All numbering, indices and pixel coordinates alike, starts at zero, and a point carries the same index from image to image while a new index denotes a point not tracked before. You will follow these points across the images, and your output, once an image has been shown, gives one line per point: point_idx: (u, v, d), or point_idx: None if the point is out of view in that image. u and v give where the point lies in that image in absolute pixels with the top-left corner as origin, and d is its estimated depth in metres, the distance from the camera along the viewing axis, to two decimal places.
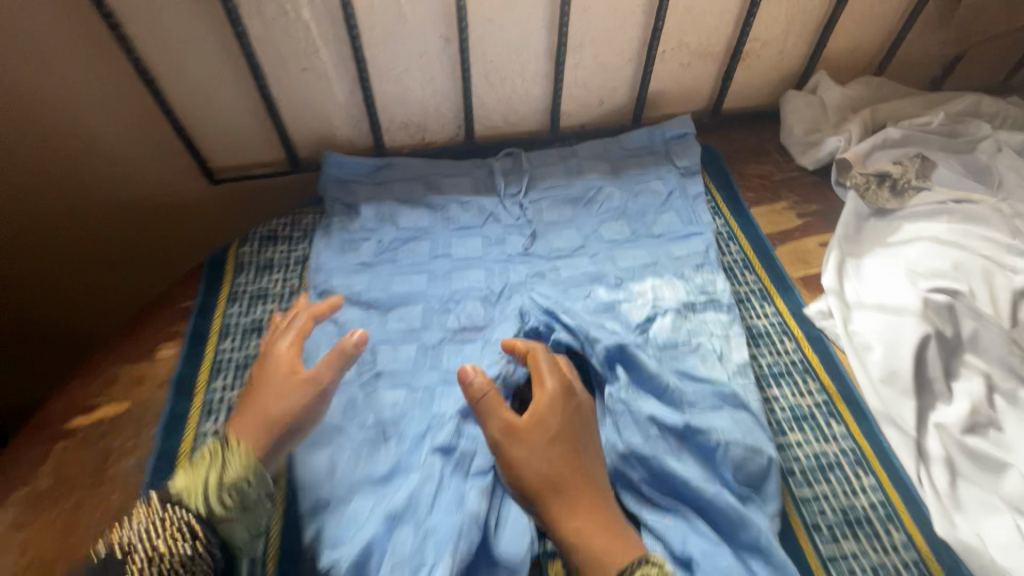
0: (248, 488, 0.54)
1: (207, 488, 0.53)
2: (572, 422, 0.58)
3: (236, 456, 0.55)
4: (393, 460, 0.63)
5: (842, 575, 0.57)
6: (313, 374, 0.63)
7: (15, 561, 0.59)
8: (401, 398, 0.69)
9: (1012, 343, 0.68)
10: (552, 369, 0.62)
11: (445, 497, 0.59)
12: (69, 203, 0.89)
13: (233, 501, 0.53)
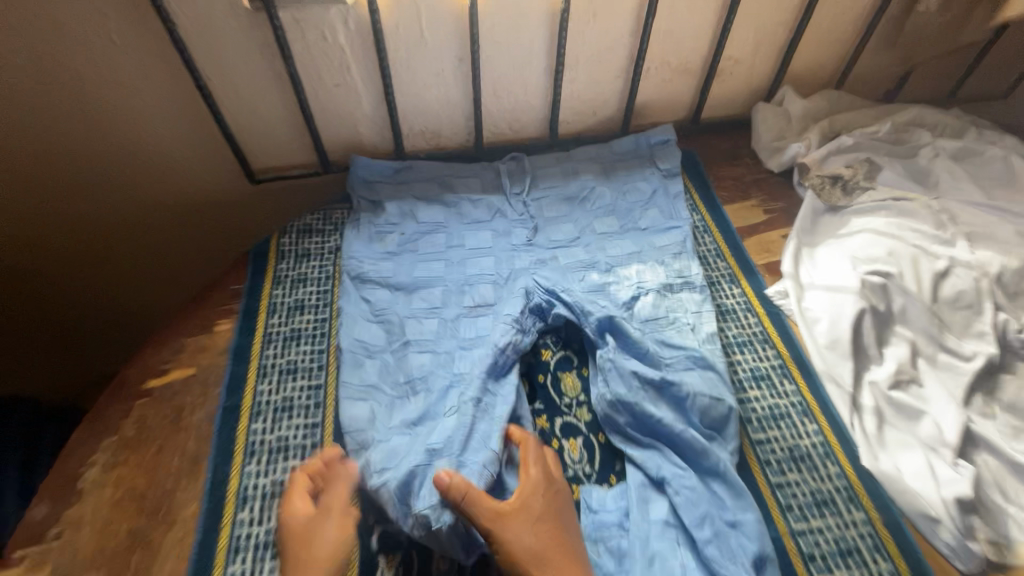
0: None
1: None
2: (555, 510, 0.63)
3: None
4: (423, 407, 0.77)
5: (788, 497, 0.71)
6: (337, 503, 0.64)
7: (113, 492, 0.72)
8: (427, 361, 0.83)
9: (933, 316, 0.82)
10: (535, 459, 0.67)
11: (477, 435, 0.72)
12: (133, 199, 1.04)
13: None
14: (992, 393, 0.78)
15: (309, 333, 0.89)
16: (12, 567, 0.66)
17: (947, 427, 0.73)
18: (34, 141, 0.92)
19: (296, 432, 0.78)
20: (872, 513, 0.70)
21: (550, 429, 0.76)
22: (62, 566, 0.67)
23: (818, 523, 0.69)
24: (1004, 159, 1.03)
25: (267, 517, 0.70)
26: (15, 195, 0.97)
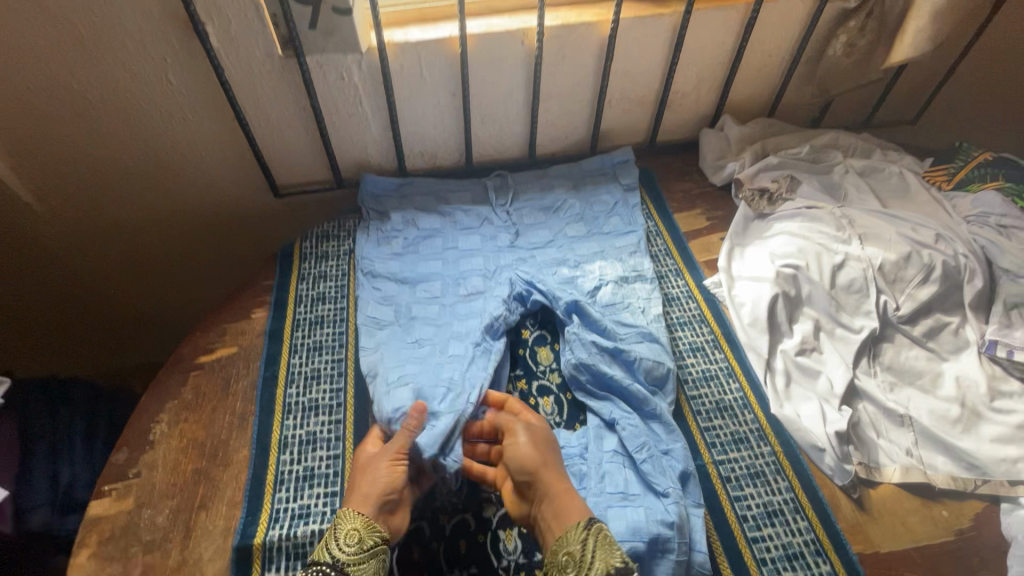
0: (362, 535, 0.74)
1: (332, 545, 0.73)
2: (548, 442, 0.84)
3: (345, 521, 0.75)
4: (425, 352, 0.98)
5: (712, 436, 0.91)
6: (392, 451, 0.81)
7: (178, 442, 0.90)
8: (431, 333, 1.02)
9: (831, 298, 1.03)
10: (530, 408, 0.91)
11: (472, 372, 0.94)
12: (176, 209, 1.24)
13: (354, 546, 0.73)
14: (874, 357, 1.00)
15: (331, 318, 1.08)
16: (103, 497, 0.84)
17: (837, 381, 0.94)
18: (99, 160, 1.12)
19: (324, 394, 0.97)
20: (776, 447, 0.91)
21: (528, 389, 0.96)
22: (143, 497, 0.84)
23: (734, 455, 0.89)
24: (900, 175, 1.25)
25: (305, 457, 0.89)
26: (80, 204, 1.17)
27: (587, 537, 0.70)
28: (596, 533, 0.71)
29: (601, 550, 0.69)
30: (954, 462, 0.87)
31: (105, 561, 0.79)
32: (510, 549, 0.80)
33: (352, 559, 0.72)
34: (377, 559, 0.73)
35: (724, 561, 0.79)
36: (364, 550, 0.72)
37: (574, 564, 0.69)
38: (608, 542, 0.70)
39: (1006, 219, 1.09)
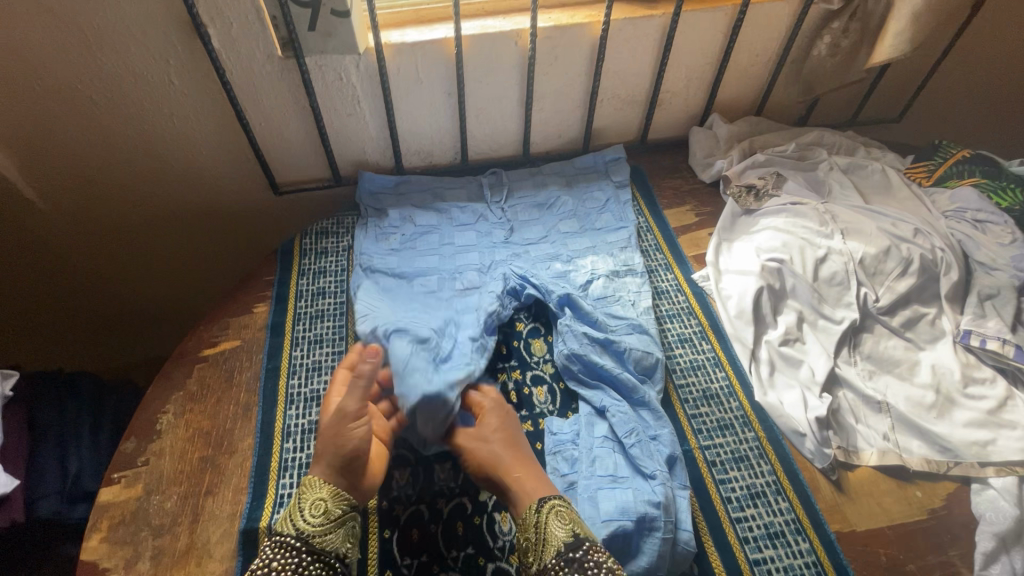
0: (327, 505, 0.76)
1: (297, 514, 0.75)
2: (510, 435, 0.86)
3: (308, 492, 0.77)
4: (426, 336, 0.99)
5: (699, 423, 0.96)
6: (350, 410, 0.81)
7: (184, 431, 0.94)
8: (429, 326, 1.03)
9: (814, 290, 1.08)
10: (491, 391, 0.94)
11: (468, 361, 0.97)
12: (177, 206, 1.27)
13: (320, 515, 0.75)
14: (854, 347, 1.04)
15: (331, 312, 1.12)
16: (113, 484, 0.88)
17: (819, 370, 0.98)
18: (102, 158, 1.14)
19: (325, 384, 1.00)
20: (759, 432, 0.95)
21: (522, 379, 1.00)
22: (151, 483, 0.88)
23: (719, 440, 0.93)
24: (882, 171, 1.29)
25: (307, 445, 0.92)
26: (83, 202, 1.20)
27: (539, 518, 0.74)
28: (548, 511, 0.74)
29: (552, 528, 0.72)
30: (928, 446, 0.91)
31: (116, 544, 0.82)
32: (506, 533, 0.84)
33: (318, 527, 0.74)
34: (346, 527, 0.76)
35: (709, 539, 0.83)
36: (330, 519, 0.75)
37: (533, 547, 0.73)
38: (560, 520, 0.74)
39: (982, 214, 1.13)
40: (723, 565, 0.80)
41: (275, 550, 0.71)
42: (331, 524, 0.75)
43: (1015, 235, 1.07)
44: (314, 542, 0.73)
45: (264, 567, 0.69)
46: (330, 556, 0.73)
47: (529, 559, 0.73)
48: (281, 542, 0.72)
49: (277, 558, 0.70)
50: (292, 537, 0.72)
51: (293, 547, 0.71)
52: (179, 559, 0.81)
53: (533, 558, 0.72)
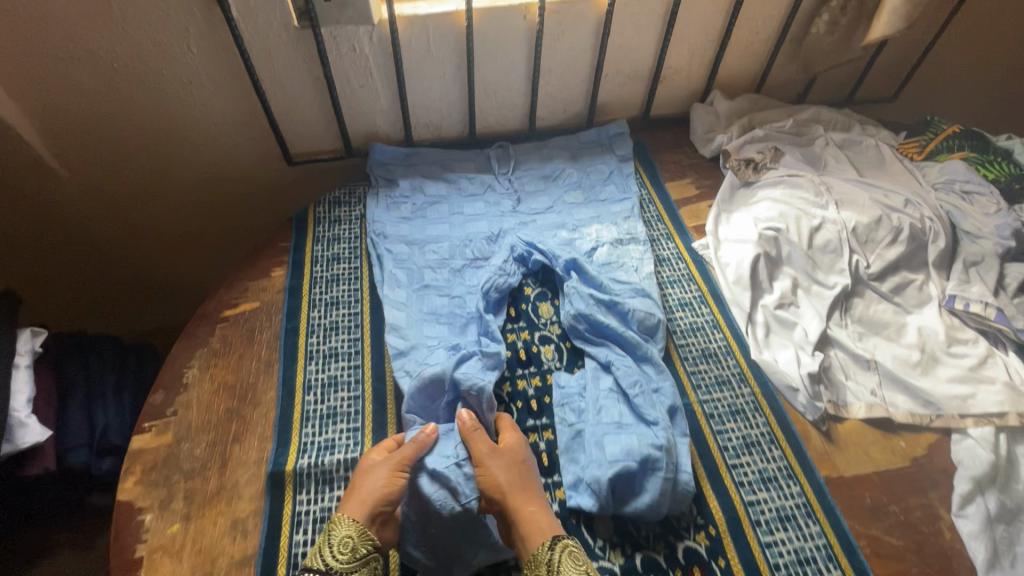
0: (355, 545, 0.77)
1: (327, 551, 0.76)
2: (524, 466, 0.85)
3: (340, 526, 0.78)
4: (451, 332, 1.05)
5: (699, 379, 1.01)
6: (399, 456, 0.85)
7: (210, 384, 0.98)
8: (447, 301, 1.10)
9: (808, 257, 1.13)
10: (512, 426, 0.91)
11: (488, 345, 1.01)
12: (193, 174, 1.30)
13: (347, 555, 0.76)
14: (845, 310, 1.09)
15: (346, 276, 1.16)
16: (144, 432, 0.92)
17: (812, 331, 1.04)
18: (123, 129, 1.18)
19: (344, 343, 1.05)
20: (755, 387, 1.00)
21: (530, 339, 1.05)
22: (181, 432, 0.92)
23: (717, 394, 0.99)
24: (876, 147, 1.34)
25: (328, 396, 0.98)
26: (104, 171, 1.24)
27: (552, 556, 0.74)
28: (561, 550, 0.75)
29: (565, 566, 0.73)
30: (912, 400, 0.97)
31: (150, 486, 0.87)
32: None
33: (344, 567, 0.75)
34: (368, 567, 0.77)
35: (706, 481, 0.89)
36: (355, 560, 0.76)
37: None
38: (573, 557, 0.74)
39: (970, 185, 1.18)
40: (719, 505, 0.86)
41: None
42: (356, 564, 0.76)
43: (1000, 205, 1.12)
44: None
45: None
46: None
47: None
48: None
49: None
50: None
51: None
52: (211, 500, 0.86)
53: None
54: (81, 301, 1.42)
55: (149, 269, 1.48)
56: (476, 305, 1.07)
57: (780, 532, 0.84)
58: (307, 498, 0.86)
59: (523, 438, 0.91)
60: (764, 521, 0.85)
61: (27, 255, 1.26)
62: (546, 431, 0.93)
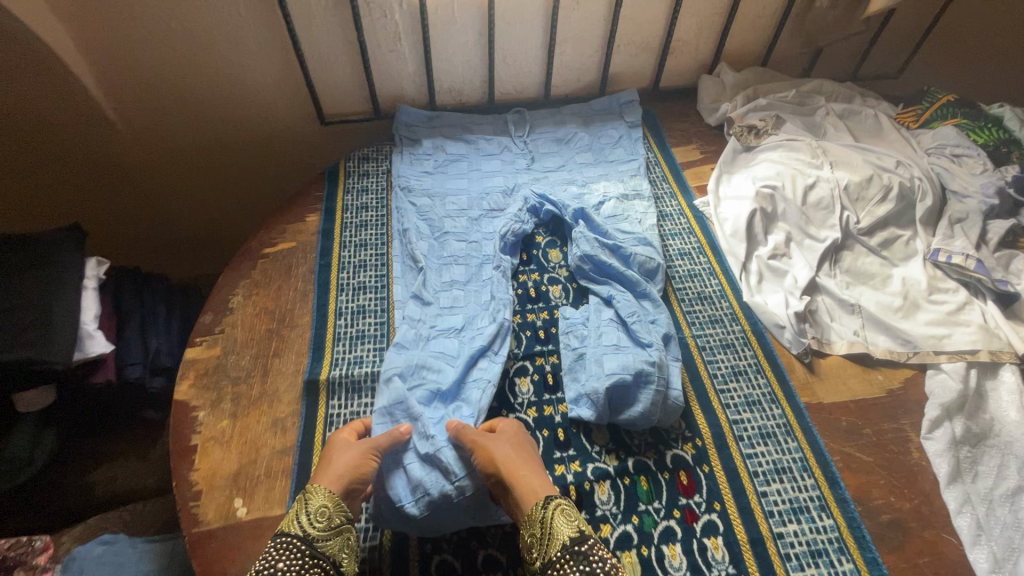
0: (330, 514, 0.77)
1: (302, 518, 0.76)
2: (521, 445, 0.87)
3: (314, 496, 0.78)
4: (467, 273, 1.15)
5: (694, 316, 1.10)
6: (370, 442, 0.87)
7: (253, 309, 1.10)
8: (465, 246, 1.20)
9: (802, 214, 1.21)
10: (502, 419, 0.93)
11: (500, 284, 1.12)
12: (237, 131, 1.43)
13: (322, 523, 0.76)
14: (835, 262, 1.17)
15: (373, 223, 1.27)
16: (196, 345, 1.05)
17: (801, 278, 1.12)
18: (174, 86, 1.30)
19: (371, 277, 1.17)
20: (745, 325, 1.09)
21: (540, 280, 1.15)
22: (228, 346, 1.05)
23: (709, 330, 1.08)
24: (875, 116, 1.40)
25: (357, 321, 1.09)
26: (156, 126, 1.36)
27: (544, 514, 0.76)
28: (554, 508, 0.77)
29: (558, 523, 0.75)
30: (892, 340, 1.05)
31: (202, 389, 0.99)
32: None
33: (318, 534, 0.75)
34: (343, 536, 0.77)
35: (696, 403, 0.98)
36: (329, 528, 0.76)
37: (539, 542, 0.75)
38: (567, 514, 0.77)
39: (960, 149, 1.24)
40: (706, 422, 0.95)
41: (270, 555, 0.71)
42: (329, 533, 0.76)
43: (986, 166, 1.19)
44: (315, 545, 0.74)
45: (269, 568, 0.70)
46: (328, 564, 0.73)
47: (534, 554, 0.76)
48: (280, 545, 0.73)
49: (270, 562, 0.71)
50: (294, 541, 0.73)
51: (297, 550, 0.72)
52: (254, 403, 0.97)
53: (537, 552, 0.75)
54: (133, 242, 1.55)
55: (194, 220, 1.60)
56: (492, 248, 1.18)
57: (760, 447, 0.92)
58: (338, 403, 0.98)
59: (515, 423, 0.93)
60: (746, 437, 0.94)
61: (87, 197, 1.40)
62: (552, 356, 1.04)
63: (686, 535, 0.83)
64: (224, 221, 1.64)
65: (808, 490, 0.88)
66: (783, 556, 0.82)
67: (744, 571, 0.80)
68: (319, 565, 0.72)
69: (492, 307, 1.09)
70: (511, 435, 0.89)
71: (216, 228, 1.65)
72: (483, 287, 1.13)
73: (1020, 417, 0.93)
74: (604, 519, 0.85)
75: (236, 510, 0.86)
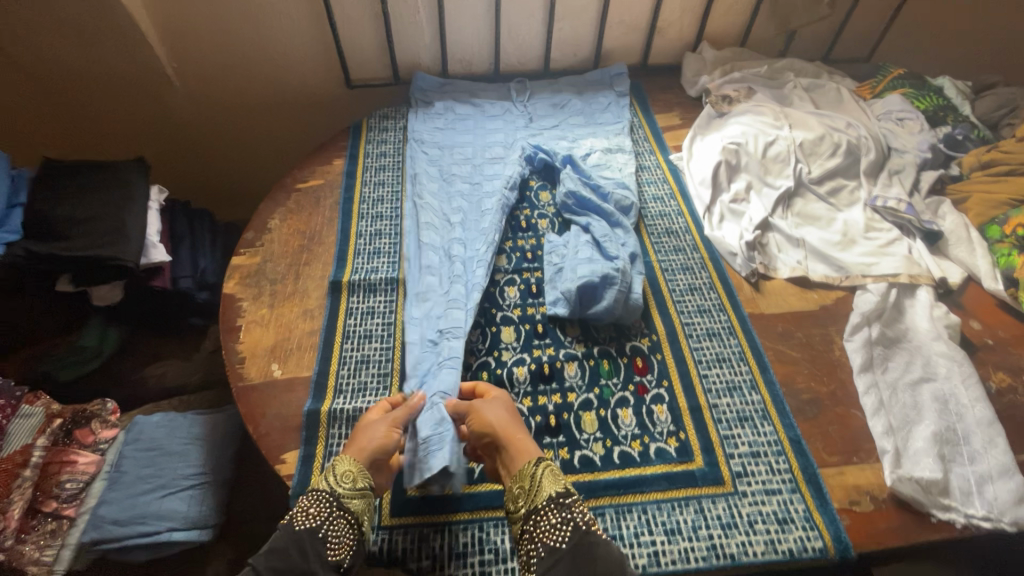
0: (355, 477, 0.84)
1: (330, 477, 0.83)
2: (511, 409, 0.93)
3: (342, 461, 0.85)
4: (470, 207, 1.34)
5: (661, 246, 1.29)
6: (393, 416, 0.91)
7: (288, 229, 1.32)
8: (470, 184, 1.39)
9: (761, 165, 1.38)
10: (497, 389, 0.97)
11: (498, 212, 1.31)
12: (274, 89, 1.64)
13: (348, 483, 0.83)
14: (788, 207, 1.33)
15: (391, 166, 1.48)
16: (241, 255, 1.26)
17: (755, 217, 1.30)
18: (224, 49, 1.52)
19: (387, 208, 1.37)
20: (703, 254, 1.28)
21: (531, 215, 1.35)
22: (267, 256, 1.26)
23: (672, 257, 1.27)
24: (837, 89, 1.57)
25: (374, 241, 1.29)
26: (207, 83, 1.59)
27: (536, 470, 0.83)
28: (544, 467, 0.83)
29: (546, 480, 0.82)
30: (830, 268, 1.23)
31: (246, 286, 1.20)
32: (511, 375, 1.05)
33: (345, 492, 0.82)
34: (367, 499, 0.84)
35: (655, 309, 1.16)
36: (354, 489, 0.83)
37: (525, 493, 0.82)
38: (554, 475, 0.83)
39: (904, 113, 1.42)
40: (661, 322, 1.14)
41: (303, 505, 0.80)
42: (354, 493, 0.82)
43: (923, 127, 1.38)
44: (343, 501, 0.81)
45: (303, 512, 0.78)
46: (351, 521, 0.80)
47: (518, 504, 0.82)
48: (313, 496, 0.81)
49: (304, 510, 0.79)
50: (325, 494, 0.81)
51: (328, 504, 0.80)
52: (288, 297, 1.18)
53: (523, 503, 0.81)
54: (186, 179, 1.80)
55: (236, 171, 1.83)
56: (492, 188, 1.37)
57: (706, 342, 1.11)
58: (358, 300, 1.18)
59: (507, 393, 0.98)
60: (695, 335, 1.12)
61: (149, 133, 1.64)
62: (536, 272, 1.23)
63: (638, 402, 1.02)
64: (262, 174, 1.86)
65: (742, 374, 1.06)
66: (715, 419, 1.00)
67: (682, 428, 0.98)
68: (344, 521, 0.79)
69: (487, 231, 1.26)
70: (503, 401, 0.94)
71: (254, 179, 1.87)
72: (481, 216, 1.30)
73: (928, 325, 1.09)
74: (571, 388, 1.04)
75: (273, 371, 1.06)
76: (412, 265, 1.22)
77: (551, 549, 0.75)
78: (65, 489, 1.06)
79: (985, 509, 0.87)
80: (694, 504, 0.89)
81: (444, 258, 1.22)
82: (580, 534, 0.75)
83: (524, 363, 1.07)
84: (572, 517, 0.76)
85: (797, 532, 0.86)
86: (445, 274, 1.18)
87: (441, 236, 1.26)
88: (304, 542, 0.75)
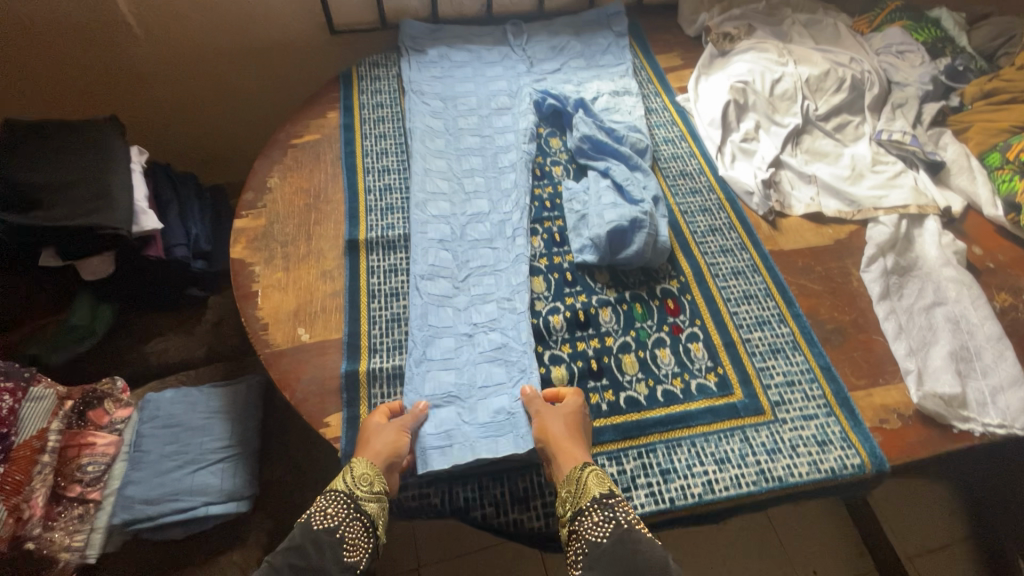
0: (370, 482, 0.82)
1: (347, 479, 0.83)
2: (576, 419, 0.89)
3: (359, 462, 0.83)
4: (484, 162, 1.29)
5: (678, 188, 1.28)
6: (400, 420, 0.88)
7: (289, 187, 1.24)
8: (479, 140, 1.33)
9: (769, 103, 1.37)
10: (573, 396, 0.93)
11: (515, 167, 1.27)
12: (248, 36, 1.50)
13: (365, 487, 0.82)
14: (797, 144, 1.33)
15: (390, 117, 1.39)
16: (243, 217, 1.18)
17: (766, 155, 1.30)
18: None
19: (393, 161, 1.30)
20: (720, 195, 1.28)
21: (544, 161, 1.32)
22: (272, 218, 1.18)
23: (690, 199, 1.27)
24: (835, 25, 1.56)
25: (385, 197, 1.23)
26: (172, 32, 1.43)
27: (582, 475, 0.83)
28: (589, 472, 0.83)
29: (592, 481, 0.83)
30: (842, 203, 1.25)
31: (255, 249, 1.13)
32: (547, 324, 1.04)
33: (361, 494, 0.82)
34: (383, 501, 0.83)
35: (680, 252, 1.17)
36: (370, 493, 0.82)
37: (571, 496, 0.82)
38: (599, 476, 0.84)
39: (904, 47, 1.44)
40: (687, 264, 1.15)
41: (319, 505, 0.82)
42: (370, 496, 0.82)
43: (924, 59, 1.41)
44: (360, 504, 0.81)
45: (319, 511, 0.81)
46: (367, 523, 0.81)
47: (563, 503, 0.83)
48: (330, 496, 0.82)
49: (320, 509, 0.81)
50: (342, 496, 0.82)
51: (344, 506, 0.81)
52: (303, 259, 1.12)
53: (568, 504, 0.83)
54: (157, 142, 1.66)
55: (211, 132, 1.69)
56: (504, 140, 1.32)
57: (732, 280, 1.13)
58: (378, 258, 1.13)
59: (581, 398, 0.93)
60: (721, 274, 1.13)
61: (110, 91, 1.50)
62: (558, 220, 1.21)
63: (674, 342, 1.03)
64: (240, 134, 1.73)
65: (769, 308, 1.08)
66: (750, 353, 1.02)
67: (719, 363, 1.01)
68: (359, 523, 0.81)
69: (507, 188, 1.23)
70: (571, 410, 0.90)
71: (233, 140, 1.74)
72: (503, 169, 1.27)
73: (938, 253, 1.13)
74: (608, 332, 1.04)
75: (301, 335, 1.01)
76: (430, 219, 1.18)
77: (593, 544, 0.79)
78: (87, 472, 1.02)
79: (999, 417, 0.94)
80: (739, 434, 0.93)
81: (466, 215, 1.19)
82: (623, 531, 0.78)
83: (559, 312, 1.06)
84: (615, 516, 0.79)
85: (837, 452, 0.91)
86: (465, 253, 1.13)
87: (458, 191, 1.23)
88: (321, 542, 0.78)
